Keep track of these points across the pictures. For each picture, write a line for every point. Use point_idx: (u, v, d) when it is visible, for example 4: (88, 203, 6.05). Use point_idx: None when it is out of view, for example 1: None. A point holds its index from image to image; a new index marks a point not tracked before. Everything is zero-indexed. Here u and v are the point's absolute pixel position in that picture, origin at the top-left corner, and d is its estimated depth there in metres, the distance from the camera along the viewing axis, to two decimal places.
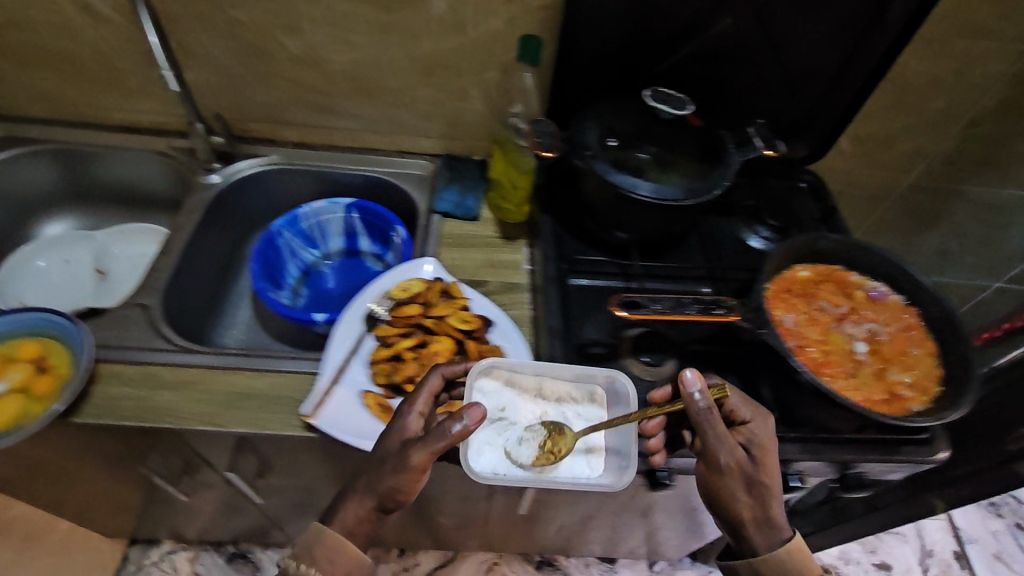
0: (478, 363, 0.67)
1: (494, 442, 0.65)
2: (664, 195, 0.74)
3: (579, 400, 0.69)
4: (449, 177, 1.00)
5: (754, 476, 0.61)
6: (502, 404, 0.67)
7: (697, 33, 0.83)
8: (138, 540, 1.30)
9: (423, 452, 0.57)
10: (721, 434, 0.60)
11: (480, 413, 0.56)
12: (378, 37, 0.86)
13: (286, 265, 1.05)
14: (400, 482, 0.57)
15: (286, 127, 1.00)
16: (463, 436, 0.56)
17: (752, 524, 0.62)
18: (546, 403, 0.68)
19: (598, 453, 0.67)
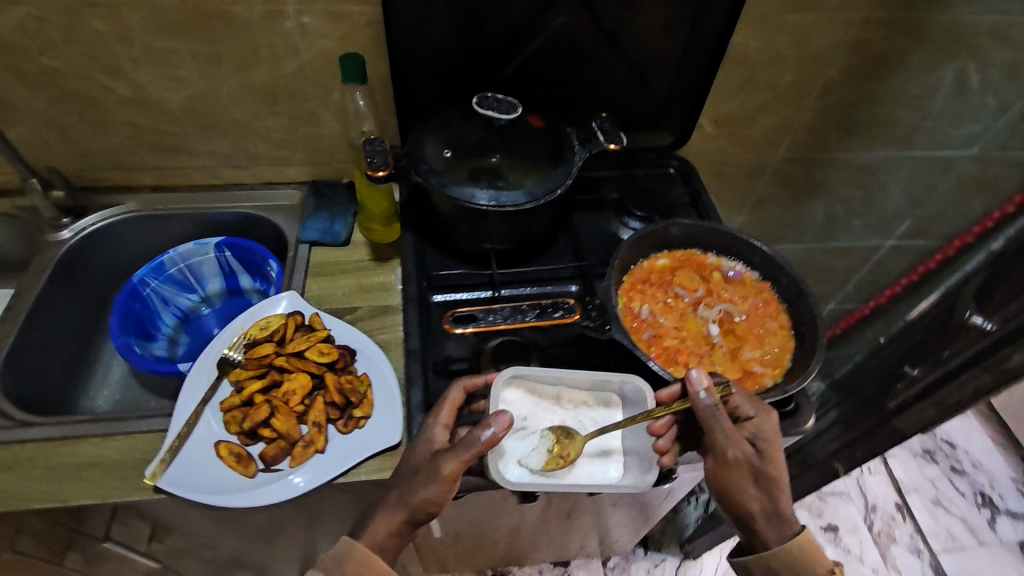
0: (498, 374, 0.67)
1: (519, 452, 0.66)
2: (503, 201, 0.73)
3: (597, 407, 0.70)
4: (316, 204, 0.97)
5: (763, 472, 0.62)
6: (524, 414, 0.68)
7: (532, 34, 0.83)
8: None
9: (456, 462, 0.59)
10: (725, 426, 0.62)
11: (507, 419, 0.58)
12: (208, 70, 0.82)
13: (159, 315, 0.99)
14: (430, 490, 0.59)
15: (138, 172, 0.96)
16: (493, 443, 0.58)
17: (762, 517, 0.63)
18: (566, 412, 0.69)
19: (616, 455, 0.69)
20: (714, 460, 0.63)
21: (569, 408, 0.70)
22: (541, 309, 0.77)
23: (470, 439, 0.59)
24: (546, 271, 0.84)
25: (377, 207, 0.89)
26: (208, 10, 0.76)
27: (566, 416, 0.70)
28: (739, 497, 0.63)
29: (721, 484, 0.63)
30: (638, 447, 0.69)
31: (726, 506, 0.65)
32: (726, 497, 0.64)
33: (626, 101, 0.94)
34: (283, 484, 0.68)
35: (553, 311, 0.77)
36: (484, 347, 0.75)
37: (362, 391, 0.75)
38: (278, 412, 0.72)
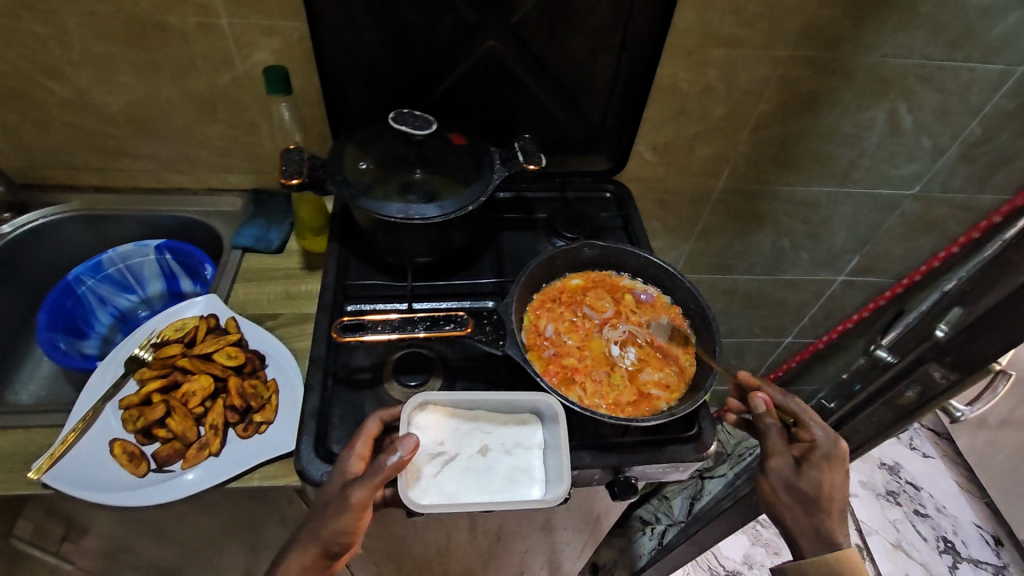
0: (409, 402, 0.65)
1: (434, 477, 0.64)
2: (412, 214, 0.75)
3: (515, 427, 0.68)
4: (254, 211, 0.99)
5: (800, 490, 0.64)
6: (439, 439, 0.66)
7: (460, 55, 0.86)
8: None
9: (363, 489, 0.57)
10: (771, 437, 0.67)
11: (414, 443, 0.57)
12: (146, 76, 0.86)
13: (95, 314, 1.01)
14: (343, 518, 0.57)
15: (83, 172, 0.98)
16: (399, 467, 0.57)
17: (800, 533, 0.64)
18: (485, 434, 0.67)
19: (537, 472, 0.66)
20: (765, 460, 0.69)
21: (488, 430, 0.67)
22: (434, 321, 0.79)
23: (378, 464, 0.57)
24: (467, 284, 0.85)
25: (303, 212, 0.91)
26: (145, 20, 0.80)
27: (487, 438, 0.67)
28: (770, 500, 0.67)
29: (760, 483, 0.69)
30: (555, 464, 0.66)
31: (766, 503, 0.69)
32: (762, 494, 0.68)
33: (560, 124, 0.97)
34: (169, 486, 0.67)
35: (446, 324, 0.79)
36: (389, 357, 0.76)
37: (266, 396, 0.74)
38: (175, 413, 0.71)
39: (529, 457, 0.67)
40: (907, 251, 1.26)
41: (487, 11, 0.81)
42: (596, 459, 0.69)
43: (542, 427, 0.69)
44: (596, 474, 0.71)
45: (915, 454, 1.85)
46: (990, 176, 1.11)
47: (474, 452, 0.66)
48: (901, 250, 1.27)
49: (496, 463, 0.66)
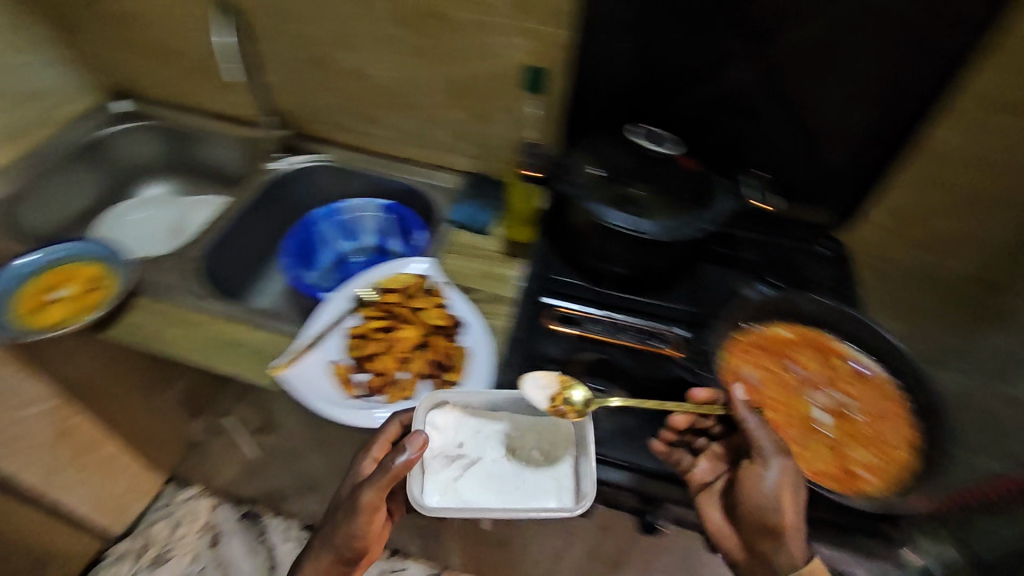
0: (423, 401, 0.71)
1: (455, 481, 0.68)
2: (637, 226, 0.75)
3: (547, 433, 0.72)
4: (471, 193, 1.09)
5: (799, 497, 0.59)
6: (458, 442, 0.71)
7: (707, 82, 0.86)
8: (176, 468, 1.48)
9: (373, 491, 0.63)
10: (766, 437, 0.61)
11: (422, 441, 0.63)
12: (418, 60, 0.98)
13: (320, 251, 1.18)
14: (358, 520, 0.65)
15: (341, 131, 1.15)
16: (406, 467, 0.62)
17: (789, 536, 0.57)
18: (509, 439, 0.72)
19: (562, 477, 0.69)
20: (752, 466, 0.62)
21: (516, 436, 0.72)
22: (642, 334, 0.81)
23: (386, 464, 0.63)
24: (661, 307, 0.84)
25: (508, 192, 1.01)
26: (435, 11, 0.91)
27: (509, 441, 0.72)
28: (767, 509, 0.59)
29: (751, 493, 0.61)
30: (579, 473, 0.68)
31: (744, 520, 0.62)
32: (752, 507, 0.60)
33: (789, 167, 0.92)
34: (371, 414, 0.75)
35: (651, 340, 0.80)
36: (577, 355, 0.78)
37: (460, 359, 0.80)
38: (387, 352, 0.81)
39: (551, 463, 0.70)
40: None
41: (749, 43, 0.80)
42: None
43: (570, 435, 0.72)
44: None
45: None
46: None
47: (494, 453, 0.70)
48: None
49: (518, 467, 0.70)
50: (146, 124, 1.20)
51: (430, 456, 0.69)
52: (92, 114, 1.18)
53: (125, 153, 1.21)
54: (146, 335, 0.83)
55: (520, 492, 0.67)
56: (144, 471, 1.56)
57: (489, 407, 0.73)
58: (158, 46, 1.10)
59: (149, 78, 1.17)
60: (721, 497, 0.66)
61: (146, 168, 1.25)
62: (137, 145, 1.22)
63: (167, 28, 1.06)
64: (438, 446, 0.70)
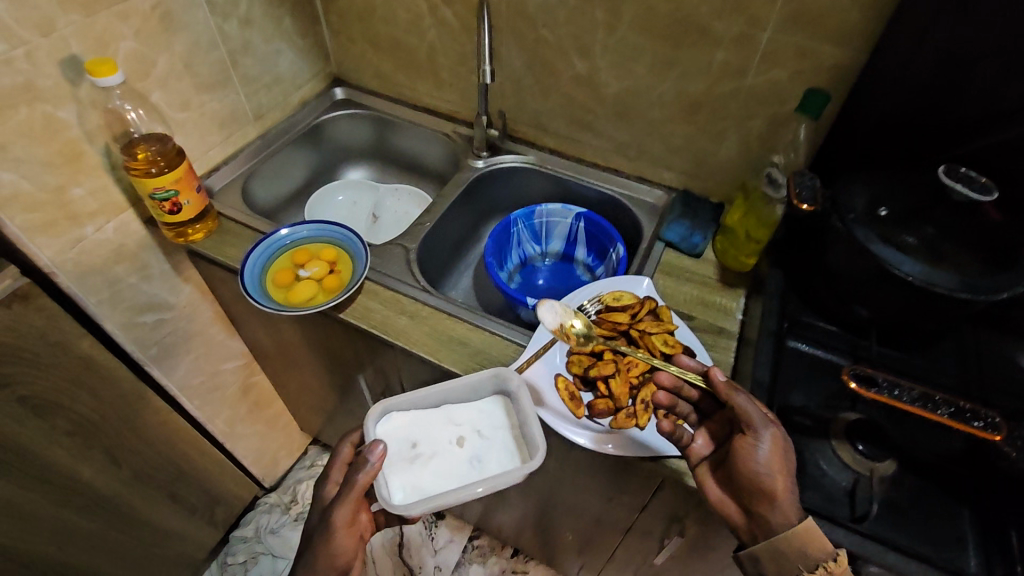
0: (368, 410, 0.72)
1: (423, 475, 0.69)
2: (933, 280, 0.67)
3: (479, 409, 0.75)
4: (682, 212, 1.03)
5: (787, 461, 0.63)
6: (412, 440, 0.71)
7: (1020, 118, 0.73)
8: (329, 435, 1.56)
9: (345, 507, 0.68)
10: (754, 409, 0.65)
11: (380, 448, 0.66)
12: (657, 71, 0.94)
13: (512, 252, 1.17)
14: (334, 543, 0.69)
15: (549, 135, 1.14)
16: (371, 475, 0.66)
17: (779, 499, 0.62)
18: (458, 426, 0.73)
19: (509, 447, 0.72)
20: (740, 439, 0.65)
21: (459, 421, 0.74)
22: (956, 409, 0.63)
23: (350, 479, 0.67)
24: (927, 370, 0.75)
25: (740, 210, 0.93)
26: (693, 21, 0.86)
27: (455, 426, 0.73)
28: (762, 477, 0.63)
29: (745, 463, 0.64)
30: (516, 444, 0.72)
31: (740, 487, 0.65)
32: (746, 476, 0.64)
33: None
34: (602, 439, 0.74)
35: (971, 420, 0.62)
36: (837, 415, 0.71)
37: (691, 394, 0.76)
38: (617, 376, 0.77)
39: (485, 434, 0.73)
40: None
41: None
42: None
43: (512, 411, 0.75)
44: None
45: None
46: None
47: (454, 440, 0.72)
48: None
49: (473, 450, 0.71)
50: (359, 112, 1.26)
51: (388, 460, 0.70)
52: (313, 100, 1.25)
53: (338, 136, 1.28)
54: (376, 320, 0.87)
55: (479, 468, 0.70)
56: (296, 435, 1.65)
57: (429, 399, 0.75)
58: (389, 38, 1.14)
59: (372, 68, 1.22)
60: (715, 468, 0.70)
61: (351, 152, 1.32)
62: (349, 130, 1.28)
63: (402, 23, 1.10)
64: (393, 447, 0.71)
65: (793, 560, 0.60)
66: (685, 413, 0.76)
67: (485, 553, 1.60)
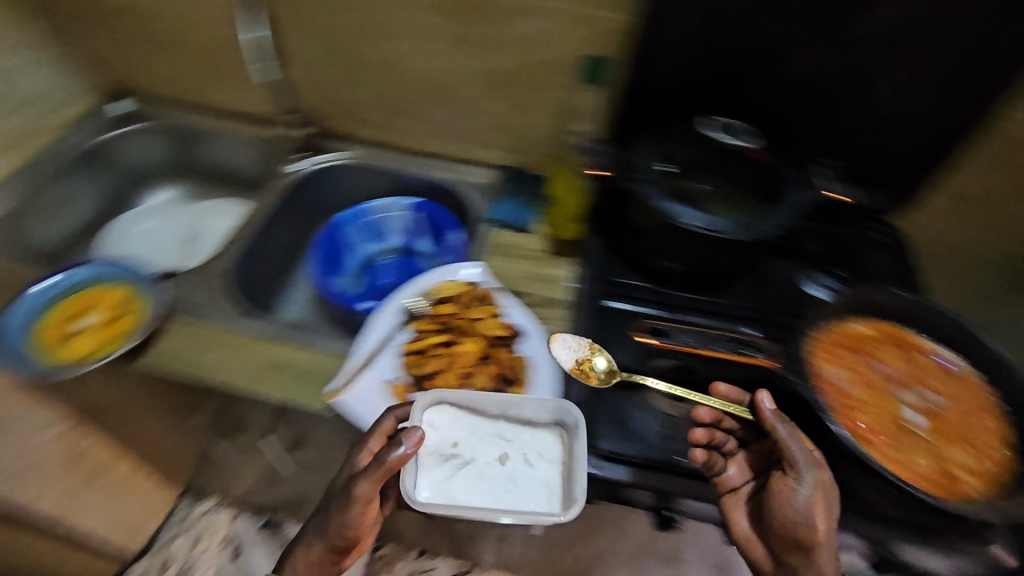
0: (417, 398, 0.69)
1: (449, 479, 0.66)
2: (707, 225, 0.70)
3: (534, 435, 0.70)
4: (510, 189, 1.04)
5: (832, 507, 0.60)
6: (452, 440, 0.68)
7: (772, 68, 0.80)
8: (198, 480, 1.43)
9: (367, 483, 0.63)
10: (799, 448, 0.62)
11: (418, 436, 0.63)
12: (454, 50, 0.91)
13: (345, 254, 1.11)
14: (346, 516, 0.66)
15: (365, 127, 1.08)
16: (402, 461, 0.62)
17: (823, 550, 0.59)
18: (504, 442, 0.69)
19: (551, 483, 0.66)
20: (782, 477, 0.64)
21: (508, 438, 0.69)
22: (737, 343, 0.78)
23: (380, 458, 0.63)
24: (727, 306, 0.82)
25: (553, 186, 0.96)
26: None
27: (500, 442, 0.69)
28: (801, 524, 0.60)
29: (785, 505, 0.62)
30: (552, 481, 0.66)
31: (778, 527, 0.64)
32: (787, 520, 0.62)
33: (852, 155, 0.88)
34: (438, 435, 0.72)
35: (746, 348, 0.77)
36: (649, 363, 0.75)
37: (523, 372, 0.77)
38: (449, 369, 0.77)
39: (533, 471, 0.67)
40: None
41: (822, 22, 0.74)
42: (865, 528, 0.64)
43: (564, 440, 0.69)
44: (849, 542, 0.65)
45: None
46: None
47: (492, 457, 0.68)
48: None
49: (514, 471, 0.67)
50: (147, 126, 1.12)
51: (423, 453, 0.68)
52: (88, 119, 1.10)
53: (128, 156, 1.13)
54: (183, 361, 0.78)
55: (512, 500, 0.65)
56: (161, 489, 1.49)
57: (480, 405, 0.71)
58: (163, 39, 1.01)
59: (153, 74, 1.08)
60: (748, 501, 0.68)
61: (152, 172, 1.18)
62: (142, 146, 1.13)
63: (172, 20, 0.97)
64: (432, 443, 0.68)
65: None
66: (724, 444, 0.72)
67: (390, 561, 1.56)
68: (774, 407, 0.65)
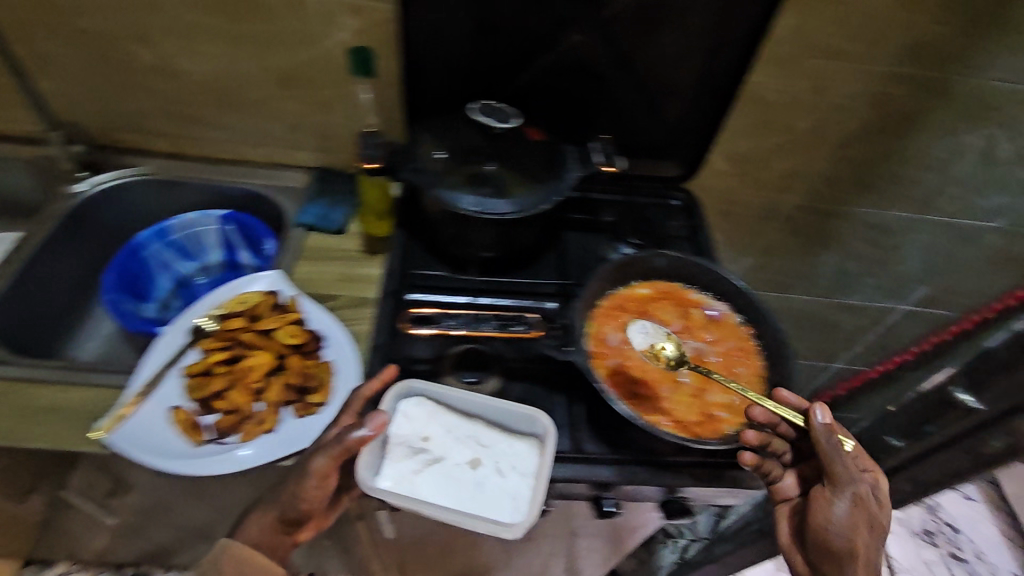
0: (400, 384, 0.69)
1: (415, 473, 0.64)
2: (486, 207, 0.73)
3: (514, 445, 0.68)
4: (319, 190, 0.98)
5: (871, 519, 0.61)
6: (424, 434, 0.67)
7: (545, 49, 0.83)
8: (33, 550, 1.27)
9: (324, 458, 0.61)
10: (843, 461, 0.61)
11: (382, 419, 0.61)
12: (230, 49, 0.86)
13: (155, 278, 1.03)
14: (301, 488, 0.63)
15: (155, 138, 0.99)
16: (363, 442, 0.60)
17: (863, 565, 0.59)
18: (480, 447, 0.67)
19: (517, 495, 0.64)
20: (821, 490, 0.64)
21: (485, 444, 0.67)
22: (503, 321, 0.77)
23: (341, 436, 0.62)
24: (528, 283, 0.83)
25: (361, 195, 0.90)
26: None
27: (477, 451, 0.67)
28: (834, 537, 0.60)
29: (819, 519, 0.62)
30: (521, 494, 0.64)
31: (813, 544, 0.63)
32: (818, 532, 0.62)
33: (636, 127, 0.93)
34: (227, 457, 0.68)
35: (515, 325, 0.77)
36: (448, 351, 0.75)
37: (323, 377, 0.75)
38: (236, 386, 0.73)
39: (507, 484, 0.64)
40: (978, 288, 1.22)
41: (579, 3, 0.78)
42: (649, 474, 0.69)
43: (540, 452, 0.67)
44: (639, 491, 0.69)
45: (956, 495, 1.81)
46: None
47: (464, 462, 0.65)
48: (973, 287, 1.22)
49: (482, 476, 0.65)
50: None
51: (393, 443, 0.66)
52: None
53: None
54: None
55: (474, 509, 0.62)
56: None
57: (465, 408, 0.70)
58: None
59: None
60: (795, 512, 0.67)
61: None
62: None
63: None
64: (403, 433, 0.66)
65: None
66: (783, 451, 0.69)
67: None
68: (830, 423, 0.62)
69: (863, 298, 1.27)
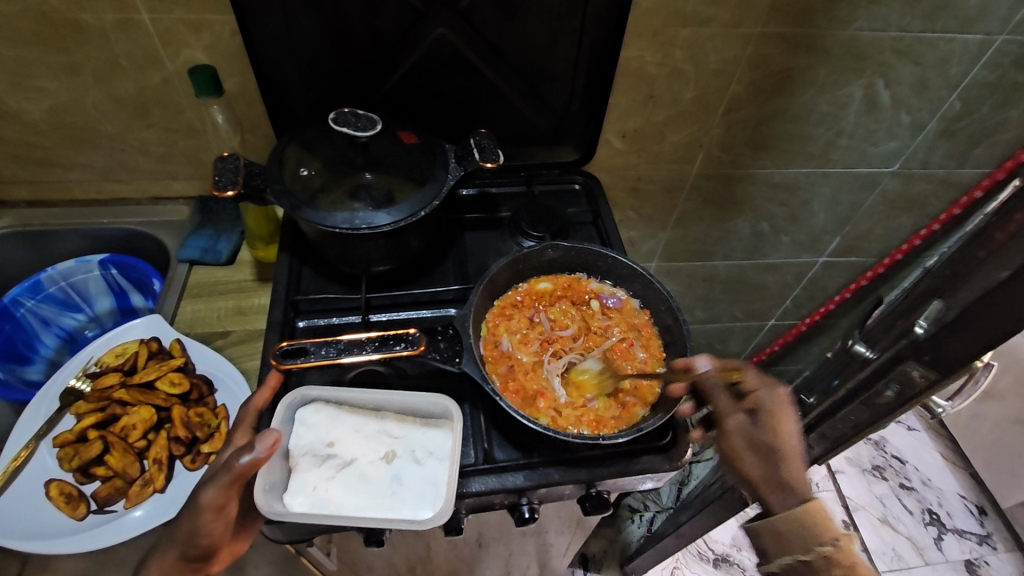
0: (294, 393, 0.67)
1: (327, 481, 0.62)
2: (357, 223, 0.69)
3: (427, 433, 0.66)
4: (201, 220, 0.93)
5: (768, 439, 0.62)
6: (329, 440, 0.64)
7: (409, 45, 0.79)
8: None
9: (214, 489, 0.55)
10: (723, 394, 0.65)
11: (273, 439, 0.55)
12: (68, 81, 0.78)
13: (38, 337, 0.95)
14: (199, 522, 0.56)
15: (11, 186, 0.91)
16: (253, 467, 0.55)
17: (765, 485, 0.61)
18: (391, 439, 0.66)
19: (434, 480, 0.63)
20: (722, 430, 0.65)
21: (397, 435, 0.66)
22: (380, 340, 0.66)
23: (229, 463, 0.55)
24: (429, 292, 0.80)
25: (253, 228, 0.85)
26: (56, 18, 0.72)
27: (388, 442, 0.65)
28: (743, 465, 0.62)
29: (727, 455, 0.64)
30: (439, 479, 0.63)
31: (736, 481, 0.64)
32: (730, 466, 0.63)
33: (523, 116, 0.91)
34: (111, 525, 0.65)
35: (394, 344, 0.65)
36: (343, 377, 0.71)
37: (215, 425, 0.72)
38: (114, 449, 0.68)
39: (422, 471, 0.64)
40: (884, 230, 1.25)
41: None
42: (563, 475, 0.66)
43: (453, 433, 0.66)
44: (553, 490, 0.67)
45: (900, 428, 1.87)
46: (970, 150, 1.10)
47: (374, 458, 0.64)
48: (879, 229, 1.25)
49: (398, 470, 0.64)
50: None
51: (297, 454, 0.64)
52: None
53: None
54: None
55: (392, 505, 0.62)
56: None
57: (369, 403, 0.68)
58: None
59: None
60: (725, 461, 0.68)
61: None
62: None
63: None
64: (306, 444, 0.64)
65: (791, 543, 0.57)
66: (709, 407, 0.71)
67: None
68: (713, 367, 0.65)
69: (781, 256, 1.29)
